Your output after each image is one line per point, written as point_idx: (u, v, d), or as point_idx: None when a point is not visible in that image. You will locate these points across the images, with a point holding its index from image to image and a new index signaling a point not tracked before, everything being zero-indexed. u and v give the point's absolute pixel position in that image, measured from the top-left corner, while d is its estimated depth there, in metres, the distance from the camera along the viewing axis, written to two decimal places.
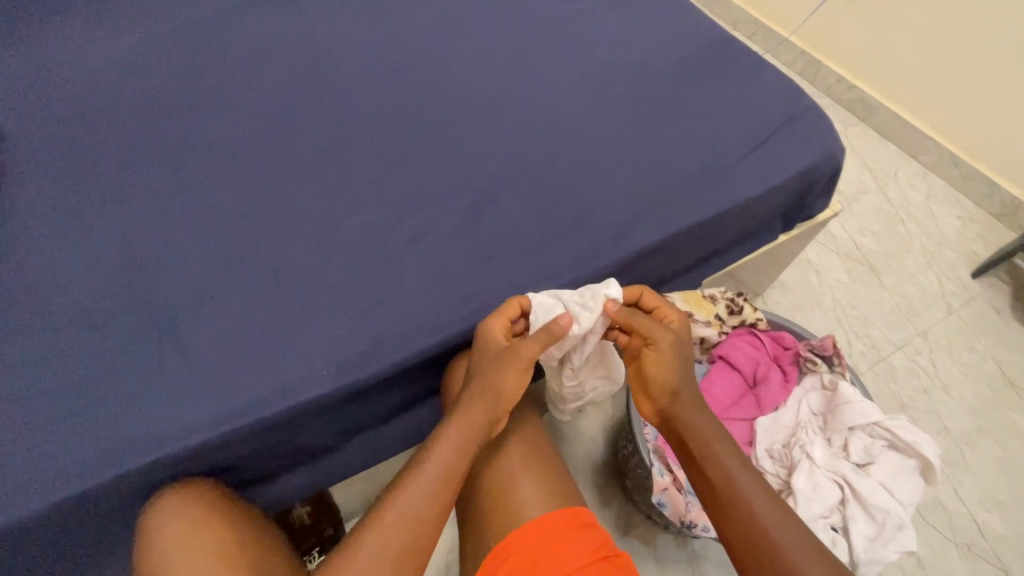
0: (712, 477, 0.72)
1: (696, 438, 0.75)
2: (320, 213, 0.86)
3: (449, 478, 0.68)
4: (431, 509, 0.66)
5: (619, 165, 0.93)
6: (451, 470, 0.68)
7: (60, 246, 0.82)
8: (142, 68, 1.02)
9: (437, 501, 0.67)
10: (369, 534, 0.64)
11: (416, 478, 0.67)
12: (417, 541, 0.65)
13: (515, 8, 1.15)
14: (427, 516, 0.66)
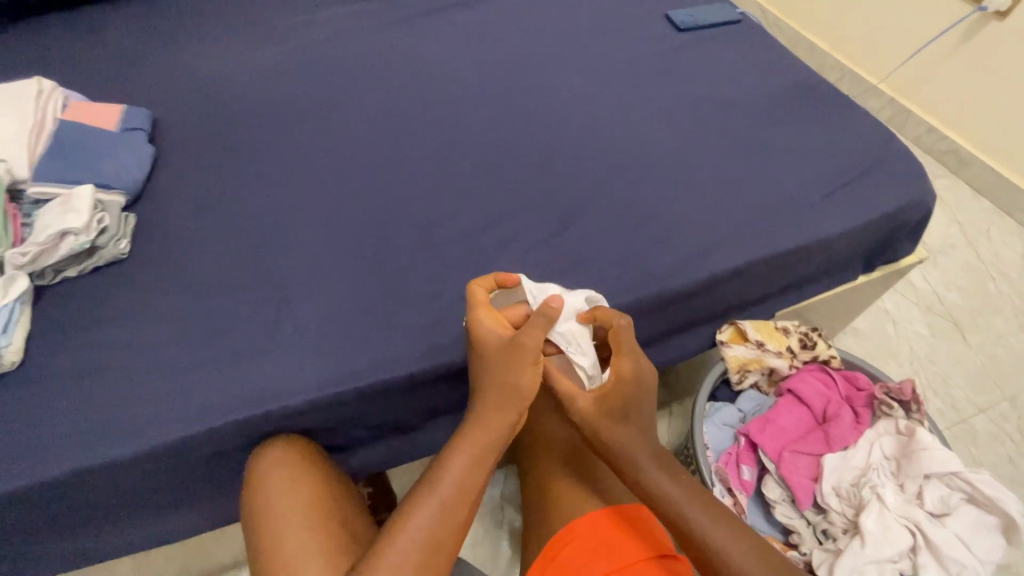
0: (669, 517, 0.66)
1: (644, 484, 0.68)
2: (421, 213, 0.95)
3: (464, 488, 0.66)
4: (449, 521, 0.64)
5: (701, 193, 0.97)
6: (471, 484, 0.67)
7: (201, 222, 0.95)
8: (281, 78, 1.17)
9: (453, 515, 0.65)
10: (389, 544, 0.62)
11: (435, 490, 0.65)
12: (438, 550, 0.63)
13: (610, 45, 1.24)
14: (451, 524, 0.65)
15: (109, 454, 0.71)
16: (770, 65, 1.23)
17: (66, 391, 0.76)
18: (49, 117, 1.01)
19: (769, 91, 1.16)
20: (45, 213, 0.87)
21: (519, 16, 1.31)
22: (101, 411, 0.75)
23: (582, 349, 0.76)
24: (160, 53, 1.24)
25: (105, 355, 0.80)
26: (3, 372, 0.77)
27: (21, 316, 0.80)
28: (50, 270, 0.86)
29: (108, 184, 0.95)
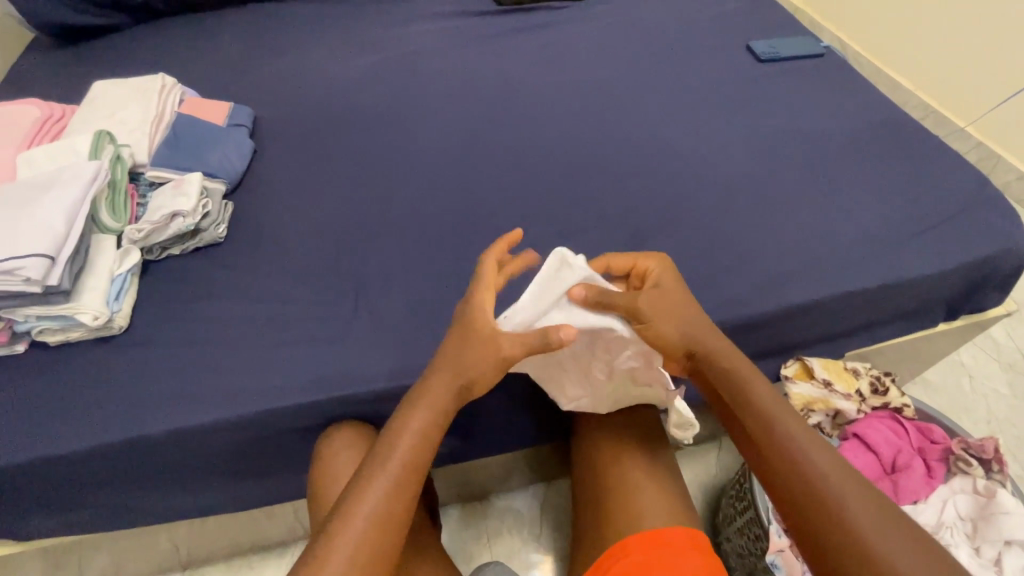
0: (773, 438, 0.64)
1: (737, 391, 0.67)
2: (495, 221, 0.98)
3: (410, 463, 0.64)
4: (399, 498, 0.62)
5: (773, 224, 0.97)
6: (418, 459, 0.65)
7: (291, 215, 1.02)
8: (371, 90, 1.26)
9: (402, 491, 0.62)
10: (349, 517, 0.60)
11: (388, 464, 0.63)
12: (389, 531, 0.60)
13: (685, 76, 1.26)
14: (404, 502, 0.62)
15: (196, 419, 0.77)
16: (851, 102, 1.21)
17: (163, 358, 0.83)
18: (168, 110, 1.11)
19: (850, 128, 1.15)
20: (159, 196, 0.96)
21: (597, 43, 1.36)
22: (193, 379, 0.81)
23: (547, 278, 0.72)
24: (265, 60, 1.36)
25: (200, 328, 0.86)
26: (111, 335, 0.85)
27: (130, 286, 0.88)
28: (158, 246, 0.94)
29: (212, 173, 1.04)
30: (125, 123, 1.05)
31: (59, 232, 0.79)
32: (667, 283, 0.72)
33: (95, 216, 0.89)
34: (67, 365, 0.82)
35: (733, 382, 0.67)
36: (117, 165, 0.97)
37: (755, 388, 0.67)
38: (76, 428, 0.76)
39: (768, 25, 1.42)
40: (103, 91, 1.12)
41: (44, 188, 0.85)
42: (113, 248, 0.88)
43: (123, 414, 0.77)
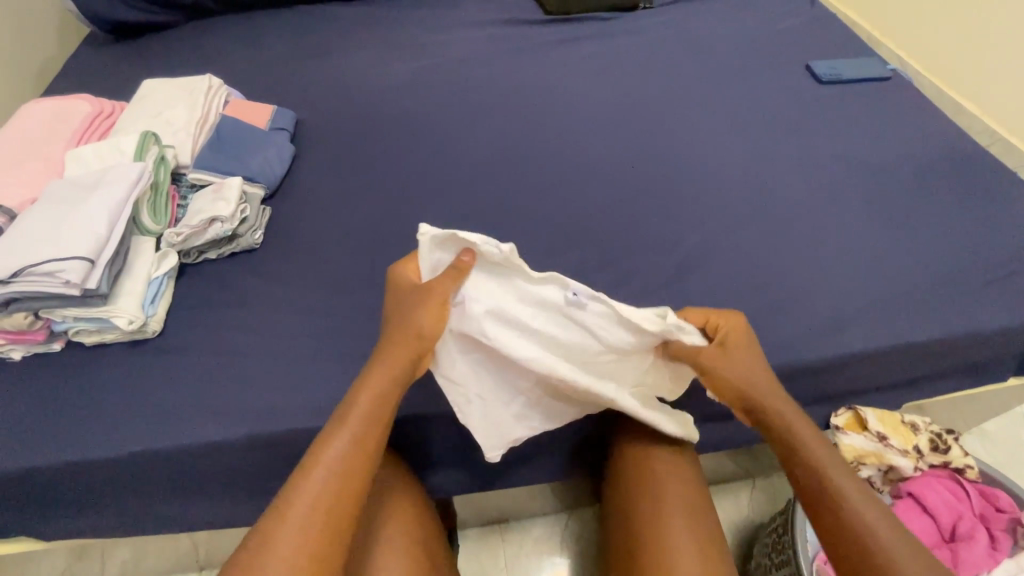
0: (859, 537, 0.59)
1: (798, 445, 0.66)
2: (534, 242, 0.95)
3: (372, 421, 0.63)
4: (360, 456, 0.61)
5: (830, 263, 0.91)
6: (379, 416, 0.64)
7: (328, 225, 1.01)
8: (414, 99, 1.25)
9: (361, 447, 0.62)
10: (307, 475, 0.59)
11: (352, 422, 0.63)
12: (346, 490, 0.60)
13: (738, 97, 1.21)
14: (361, 460, 0.61)
15: (223, 434, 0.76)
16: (918, 132, 1.13)
17: (195, 367, 0.82)
18: (213, 111, 1.12)
19: (917, 161, 1.07)
20: (199, 199, 0.96)
21: (646, 59, 1.32)
22: (223, 391, 0.80)
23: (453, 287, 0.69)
24: (309, 62, 1.36)
25: (232, 338, 0.86)
26: (145, 339, 0.85)
27: (166, 290, 0.88)
28: (195, 250, 0.94)
29: (252, 177, 1.03)
30: (170, 123, 1.06)
31: (101, 234, 0.79)
32: (741, 340, 0.70)
33: (137, 217, 0.89)
34: (103, 368, 0.82)
35: (815, 466, 0.64)
36: (161, 166, 0.97)
37: (838, 475, 0.63)
38: (107, 434, 0.76)
39: (828, 46, 1.36)
40: (151, 89, 1.13)
41: (89, 188, 0.86)
42: (151, 251, 0.88)
43: (153, 423, 0.77)
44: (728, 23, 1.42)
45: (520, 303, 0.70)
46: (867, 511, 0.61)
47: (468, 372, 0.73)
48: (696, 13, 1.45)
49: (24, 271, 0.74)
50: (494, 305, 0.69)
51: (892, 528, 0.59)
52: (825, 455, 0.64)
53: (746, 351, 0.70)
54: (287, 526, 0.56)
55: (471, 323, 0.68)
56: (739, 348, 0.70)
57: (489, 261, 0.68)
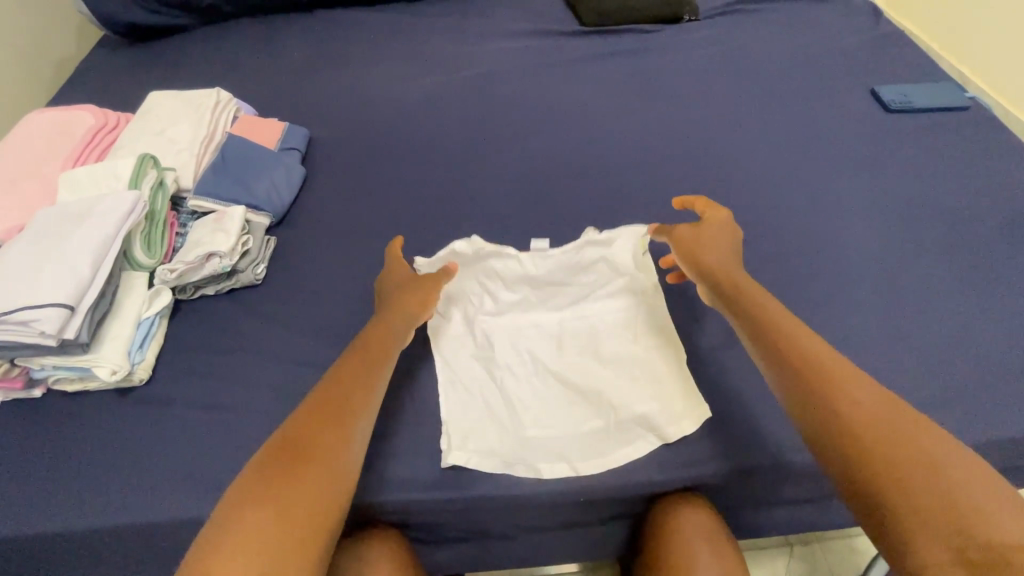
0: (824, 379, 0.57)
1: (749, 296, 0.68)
2: (565, 290, 0.85)
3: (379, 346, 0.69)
4: (372, 377, 0.66)
5: (889, 338, 0.82)
6: (384, 350, 0.69)
7: (337, 261, 0.93)
8: (435, 117, 1.16)
9: (371, 372, 0.66)
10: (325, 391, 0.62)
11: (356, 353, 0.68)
12: (352, 402, 0.62)
13: (786, 135, 1.11)
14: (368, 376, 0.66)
15: (208, 510, 0.68)
16: (992, 182, 1.02)
17: (183, 425, 0.75)
18: (220, 128, 1.04)
19: (993, 218, 0.97)
20: (198, 229, 0.89)
21: (688, 83, 1.21)
22: (211, 455, 0.72)
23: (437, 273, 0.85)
24: (326, 72, 1.28)
25: (226, 392, 0.78)
26: (131, 387, 0.78)
27: (157, 331, 0.81)
28: (192, 285, 0.87)
29: (257, 204, 0.95)
30: (173, 141, 0.98)
31: (84, 276, 0.71)
32: (716, 229, 0.80)
33: (128, 251, 0.82)
34: (85, 421, 0.75)
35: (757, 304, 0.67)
36: (158, 191, 0.89)
37: (792, 326, 0.64)
38: (84, 503, 0.69)
39: (892, 72, 1.23)
40: (156, 103, 1.06)
41: (77, 219, 0.78)
42: (143, 287, 0.81)
43: (133, 492, 0.69)
44: (779, 43, 1.30)
45: (492, 280, 0.86)
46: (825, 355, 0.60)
47: (467, 372, 0.77)
48: (744, 29, 1.33)
49: None
50: (471, 287, 0.85)
51: (852, 369, 0.58)
52: (779, 310, 0.66)
53: (722, 236, 0.80)
54: (301, 439, 0.57)
55: (456, 310, 0.83)
56: (710, 233, 0.79)
57: (457, 255, 0.86)
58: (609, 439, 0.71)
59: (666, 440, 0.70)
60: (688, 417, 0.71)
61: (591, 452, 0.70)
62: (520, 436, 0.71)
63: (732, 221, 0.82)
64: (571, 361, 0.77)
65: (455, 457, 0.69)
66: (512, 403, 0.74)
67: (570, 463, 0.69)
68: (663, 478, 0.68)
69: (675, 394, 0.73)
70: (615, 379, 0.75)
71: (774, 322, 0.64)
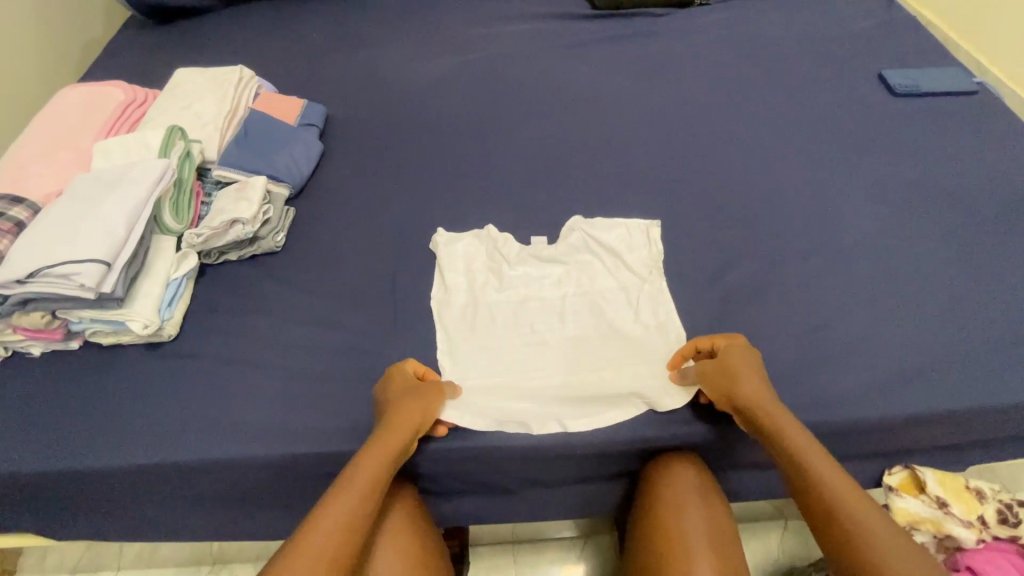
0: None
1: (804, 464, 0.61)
2: (569, 263, 0.89)
3: (366, 479, 0.62)
4: (359, 512, 0.60)
5: (882, 312, 0.84)
6: (369, 479, 0.62)
7: (354, 232, 0.97)
8: (448, 97, 1.20)
9: (357, 512, 0.60)
10: (307, 536, 0.56)
11: (338, 488, 0.61)
12: (339, 549, 0.56)
13: (790, 118, 1.13)
14: (360, 519, 0.59)
15: (232, 453, 0.73)
16: (997, 166, 1.03)
17: (209, 377, 0.80)
18: (243, 104, 1.09)
19: (991, 199, 0.98)
20: (223, 198, 0.94)
21: (699, 66, 1.23)
22: (236, 404, 0.78)
23: (446, 252, 0.91)
24: (343, 52, 1.32)
25: (248, 349, 0.83)
26: (160, 342, 0.83)
27: (184, 292, 0.87)
28: (216, 251, 0.92)
29: (277, 176, 1.00)
30: (199, 115, 1.03)
31: (119, 236, 0.77)
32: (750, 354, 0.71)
33: (158, 216, 0.87)
34: (118, 372, 0.81)
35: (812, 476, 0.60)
36: (185, 162, 0.94)
37: (861, 515, 0.56)
38: (119, 444, 0.74)
39: (902, 57, 1.24)
40: (184, 79, 1.11)
41: (112, 185, 0.83)
42: (172, 250, 0.86)
43: (162, 435, 0.75)
44: (790, 27, 1.31)
45: (499, 258, 0.90)
46: (901, 553, 0.53)
47: (472, 340, 0.81)
48: (753, 13, 1.35)
49: (40, 272, 0.73)
50: (479, 263, 0.90)
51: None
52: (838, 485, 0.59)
53: (751, 368, 0.69)
54: None
55: (461, 283, 0.88)
56: (741, 367, 0.69)
57: (466, 236, 0.93)
58: (599, 399, 0.74)
59: (656, 408, 0.73)
60: (679, 390, 0.74)
61: (578, 411, 0.73)
62: (512, 394, 0.75)
63: (751, 347, 0.72)
64: (569, 331, 0.81)
65: (448, 414, 0.72)
66: (511, 366, 0.78)
67: (559, 421, 0.72)
68: (657, 435, 0.72)
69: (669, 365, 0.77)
70: (612, 348, 0.79)
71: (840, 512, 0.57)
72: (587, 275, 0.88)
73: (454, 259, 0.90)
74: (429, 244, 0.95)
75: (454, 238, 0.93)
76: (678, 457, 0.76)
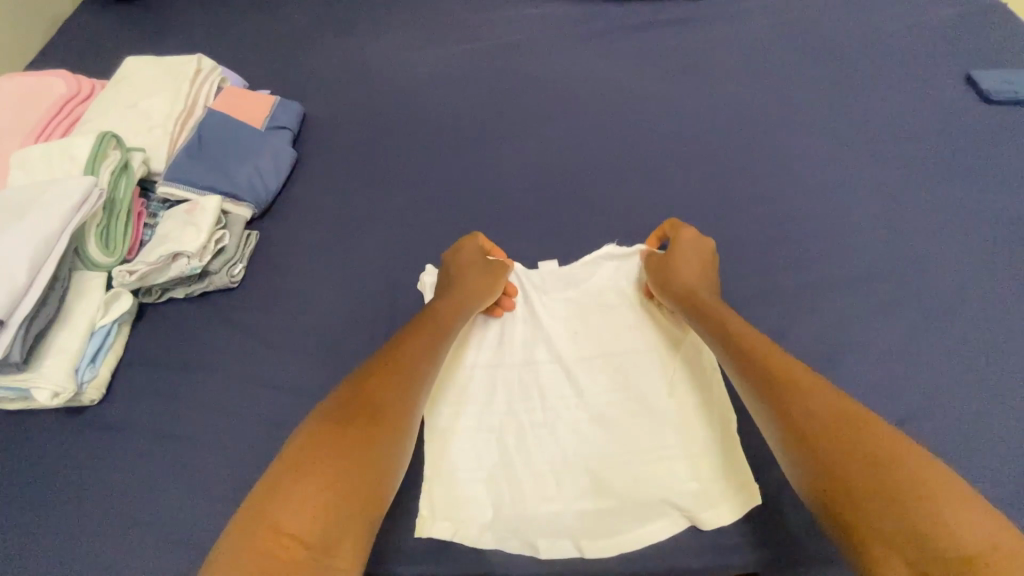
0: (839, 439, 0.48)
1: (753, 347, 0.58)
2: (590, 316, 0.72)
3: (402, 359, 0.58)
4: (392, 380, 0.56)
5: (1002, 385, 0.64)
6: (415, 361, 0.58)
7: (324, 266, 0.80)
8: (446, 94, 1.01)
9: (407, 389, 0.56)
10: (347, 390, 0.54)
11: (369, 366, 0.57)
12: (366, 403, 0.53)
13: (869, 115, 0.91)
14: (391, 380, 0.56)
15: (164, 568, 0.59)
16: None
17: (142, 459, 0.65)
18: (201, 103, 0.91)
19: None
20: (167, 221, 0.77)
21: (748, 60, 1.01)
22: (171, 498, 0.62)
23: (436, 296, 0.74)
24: (326, 38, 1.13)
25: (188, 423, 0.67)
26: (83, 407, 0.69)
27: (114, 342, 0.71)
28: (158, 287, 0.75)
29: (236, 193, 0.83)
30: (145, 117, 0.86)
31: (18, 283, 0.61)
32: (694, 245, 0.71)
33: (81, 247, 0.71)
34: (33, 448, 0.66)
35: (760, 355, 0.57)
36: (122, 176, 0.77)
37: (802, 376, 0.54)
38: (25, 549, 0.60)
39: (1002, 51, 0.99)
40: (132, 69, 0.93)
41: (17, 210, 0.67)
42: (97, 291, 0.70)
43: (76, 539, 0.61)
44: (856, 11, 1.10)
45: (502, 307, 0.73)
46: (838, 401, 0.51)
47: (467, 413, 0.65)
48: None
49: None
50: None
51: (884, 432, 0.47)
52: (791, 362, 0.56)
53: (695, 256, 0.70)
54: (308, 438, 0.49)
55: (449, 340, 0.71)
56: (682, 256, 0.70)
57: None
58: (625, 511, 0.58)
59: (699, 527, 0.57)
60: (729, 506, 0.57)
61: (599, 528, 0.57)
62: (516, 497, 0.59)
63: (701, 239, 0.72)
64: (589, 410, 0.64)
65: (434, 530, 0.57)
66: (513, 453, 0.62)
67: (575, 539, 0.57)
68: (696, 564, 0.56)
69: (718, 467, 0.60)
70: (643, 433, 0.62)
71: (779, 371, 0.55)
72: (613, 329, 0.70)
73: None
74: (416, 284, 0.78)
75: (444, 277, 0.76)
76: None
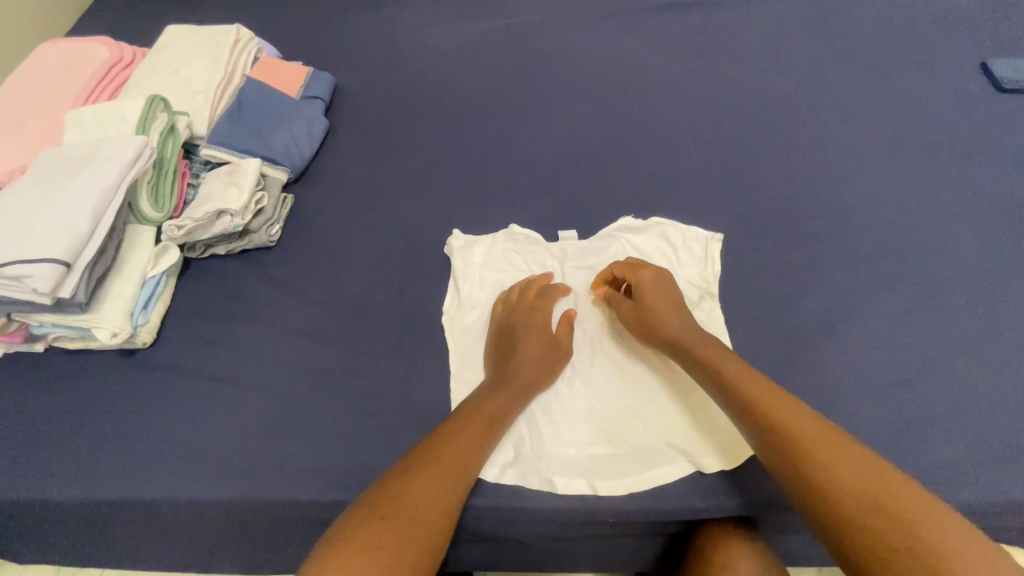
0: (856, 505, 0.49)
1: (761, 408, 0.57)
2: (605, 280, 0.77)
3: (450, 461, 0.57)
4: (439, 484, 0.56)
5: (993, 355, 0.68)
6: (458, 455, 0.58)
7: (355, 229, 0.85)
8: (472, 69, 1.04)
9: (451, 489, 0.56)
10: (398, 496, 0.54)
11: (421, 470, 0.56)
12: (422, 512, 0.53)
13: (885, 100, 0.93)
14: (441, 484, 0.56)
15: (212, 492, 0.64)
16: None
17: (190, 396, 0.71)
18: (239, 71, 0.96)
19: None
20: (211, 182, 0.82)
21: (767, 42, 1.03)
22: (218, 431, 0.68)
23: (463, 258, 0.79)
24: (356, 12, 1.16)
25: (231, 365, 0.73)
26: (135, 348, 0.74)
27: (163, 291, 0.76)
28: (201, 243, 0.81)
29: (273, 158, 0.87)
30: (187, 83, 0.90)
31: (82, 231, 0.66)
32: (656, 282, 0.71)
33: (134, 202, 0.76)
34: (90, 384, 0.72)
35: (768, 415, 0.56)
36: (169, 138, 0.82)
37: (824, 444, 0.54)
38: (87, 472, 0.66)
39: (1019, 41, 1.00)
40: (173, 38, 0.97)
41: (78, 165, 0.72)
42: (150, 244, 0.75)
43: (133, 465, 0.66)
44: None
45: (526, 271, 0.79)
46: (852, 460, 0.52)
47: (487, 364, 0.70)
48: None
49: None
50: (500, 276, 0.78)
51: (921, 510, 0.48)
52: (804, 423, 0.55)
53: (669, 300, 0.69)
54: (369, 551, 0.49)
55: (472, 301, 0.76)
56: (657, 302, 0.69)
57: (487, 239, 0.81)
58: (635, 459, 0.63)
59: (703, 471, 0.62)
60: (732, 453, 0.62)
61: (610, 472, 0.63)
62: (534, 441, 0.65)
63: (665, 278, 0.72)
64: (604, 371, 0.69)
65: None
66: (533, 406, 0.67)
67: (588, 479, 0.62)
68: (701, 506, 0.61)
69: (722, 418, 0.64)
70: (654, 389, 0.67)
71: (794, 432, 0.55)
72: None
73: (471, 270, 0.78)
74: (442, 246, 0.82)
75: (470, 241, 0.81)
76: (739, 528, 0.64)
